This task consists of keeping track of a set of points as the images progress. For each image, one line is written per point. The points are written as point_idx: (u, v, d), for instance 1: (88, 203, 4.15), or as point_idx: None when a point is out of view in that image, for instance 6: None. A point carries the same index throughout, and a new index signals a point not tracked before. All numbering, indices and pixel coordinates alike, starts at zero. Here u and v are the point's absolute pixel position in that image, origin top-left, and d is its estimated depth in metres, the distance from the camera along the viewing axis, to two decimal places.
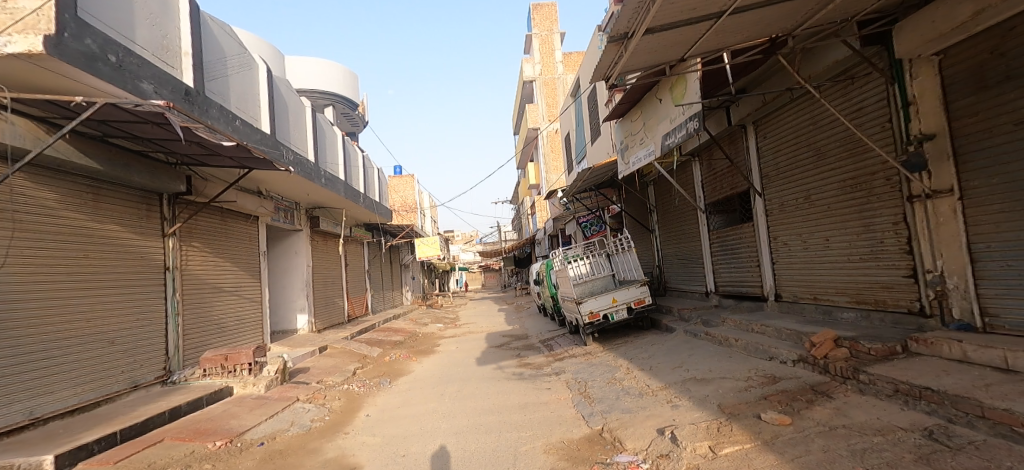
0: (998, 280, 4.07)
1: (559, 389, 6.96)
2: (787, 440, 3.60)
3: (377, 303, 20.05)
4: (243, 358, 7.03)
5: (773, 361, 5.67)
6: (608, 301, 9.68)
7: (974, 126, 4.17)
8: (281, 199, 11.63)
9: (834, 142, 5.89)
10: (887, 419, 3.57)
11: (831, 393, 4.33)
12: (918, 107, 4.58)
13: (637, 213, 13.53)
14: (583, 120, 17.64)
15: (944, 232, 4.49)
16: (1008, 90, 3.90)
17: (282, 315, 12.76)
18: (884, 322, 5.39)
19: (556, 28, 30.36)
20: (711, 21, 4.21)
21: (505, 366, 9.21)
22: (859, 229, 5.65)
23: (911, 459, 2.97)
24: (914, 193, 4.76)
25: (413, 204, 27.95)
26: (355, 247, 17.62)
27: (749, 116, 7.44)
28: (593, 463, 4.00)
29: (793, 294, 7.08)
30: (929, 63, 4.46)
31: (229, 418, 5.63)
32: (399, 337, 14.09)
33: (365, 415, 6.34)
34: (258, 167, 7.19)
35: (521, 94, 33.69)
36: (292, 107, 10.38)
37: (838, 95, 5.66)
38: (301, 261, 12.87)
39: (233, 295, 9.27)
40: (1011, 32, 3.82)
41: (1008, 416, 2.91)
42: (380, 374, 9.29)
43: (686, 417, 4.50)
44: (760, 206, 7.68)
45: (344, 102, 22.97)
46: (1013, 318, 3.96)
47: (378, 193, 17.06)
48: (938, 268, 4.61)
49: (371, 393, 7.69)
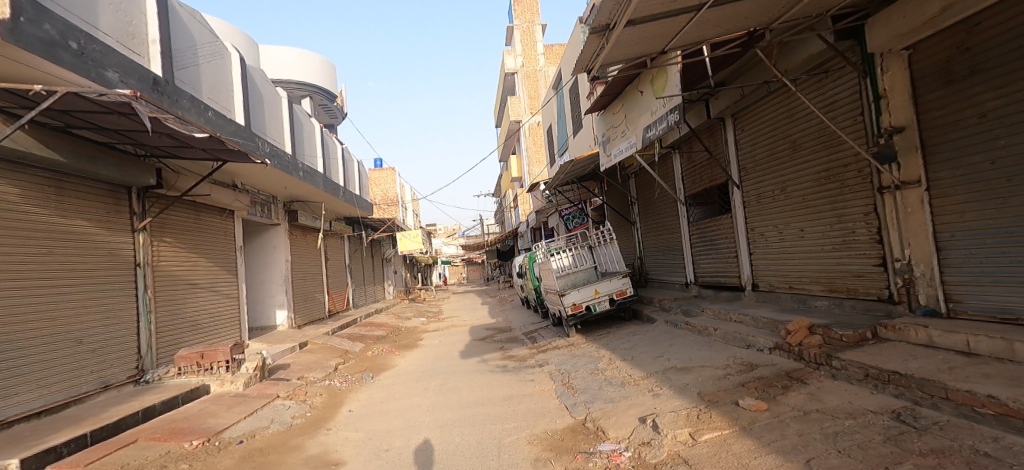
0: (962, 268, 4.24)
1: (542, 380, 7.01)
2: (763, 425, 3.70)
3: (358, 298, 19.83)
4: (220, 356, 6.84)
5: (750, 349, 5.80)
6: (591, 293, 9.75)
7: (940, 118, 4.30)
8: (258, 192, 11.35)
9: (809, 135, 6.02)
10: (858, 403, 3.70)
11: (805, 379, 4.46)
12: (889, 100, 4.70)
13: (620, 205, 13.67)
14: (565, 112, 17.62)
15: (912, 222, 4.64)
16: (973, 84, 4.02)
17: (261, 311, 12.54)
18: (855, 310, 5.55)
19: (537, 20, 30.22)
20: (692, 13, 4.23)
21: (488, 359, 9.23)
22: (831, 220, 5.80)
23: (880, 440, 3.09)
24: (883, 184, 4.91)
25: (394, 197, 27.66)
26: (335, 241, 17.37)
27: (728, 109, 7.56)
28: (577, 452, 4.04)
29: (770, 284, 7.24)
30: (899, 56, 4.58)
31: (207, 417, 5.52)
32: (381, 332, 13.97)
33: (348, 411, 6.28)
34: (233, 160, 6.98)
35: (502, 86, 33.49)
36: (268, 98, 10.13)
37: (813, 88, 5.77)
38: (280, 256, 12.63)
39: (209, 291, 9.05)
40: (977, 27, 3.93)
41: (970, 397, 3.05)
42: (363, 369, 9.20)
43: (667, 405, 4.59)
44: (738, 198, 7.82)
45: (321, 94, 22.52)
46: (976, 304, 4.13)
47: (359, 186, 16.85)
48: (907, 257, 4.76)
49: (353, 389, 7.61)
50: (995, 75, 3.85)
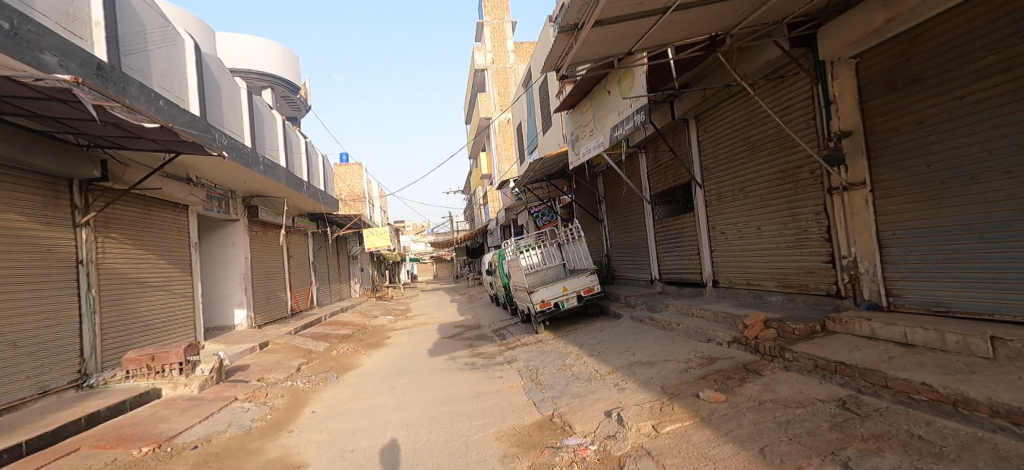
0: (901, 264, 4.53)
1: (510, 377, 7.05)
2: (722, 415, 3.85)
3: (323, 296, 19.35)
4: (173, 358, 6.56)
5: (710, 343, 6.02)
6: (560, 290, 9.87)
7: (883, 124, 4.57)
8: (214, 187, 10.88)
9: (766, 137, 6.28)
10: (807, 392, 3.91)
11: (761, 370, 4.66)
12: (838, 106, 4.97)
13: (588, 203, 13.87)
14: (535, 110, 17.73)
15: (858, 221, 4.92)
16: (912, 93, 4.27)
17: (218, 311, 12.05)
18: (807, 304, 5.84)
19: (507, 17, 30.24)
20: (658, 16, 4.33)
21: (457, 356, 9.21)
22: (786, 219, 6.08)
23: (827, 427, 3.28)
24: (833, 185, 5.18)
25: (360, 193, 27.13)
26: (299, 238, 16.87)
27: (691, 110, 7.78)
28: (544, 447, 4.09)
29: (729, 280, 7.52)
30: (847, 64, 4.84)
31: (158, 422, 5.28)
32: (347, 330, 13.70)
33: (311, 411, 6.14)
34: (187, 152, 6.66)
35: (472, 82, 33.34)
36: (226, 88, 9.72)
37: (770, 92, 6.02)
38: (239, 253, 12.18)
39: (161, 290, 8.63)
40: (917, 39, 4.18)
41: (906, 385, 3.27)
42: (327, 369, 9.00)
43: (631, 399, 4.71)
44: (700, 197, 8.06)
45: (284, 85, 21.73)
46: (913, 298, 4.44)
47: (323, 182, 16.42)
48: (853, 254, 5.05)
49: (316, 389, 7.43)
50: (931, 85, 4.10)
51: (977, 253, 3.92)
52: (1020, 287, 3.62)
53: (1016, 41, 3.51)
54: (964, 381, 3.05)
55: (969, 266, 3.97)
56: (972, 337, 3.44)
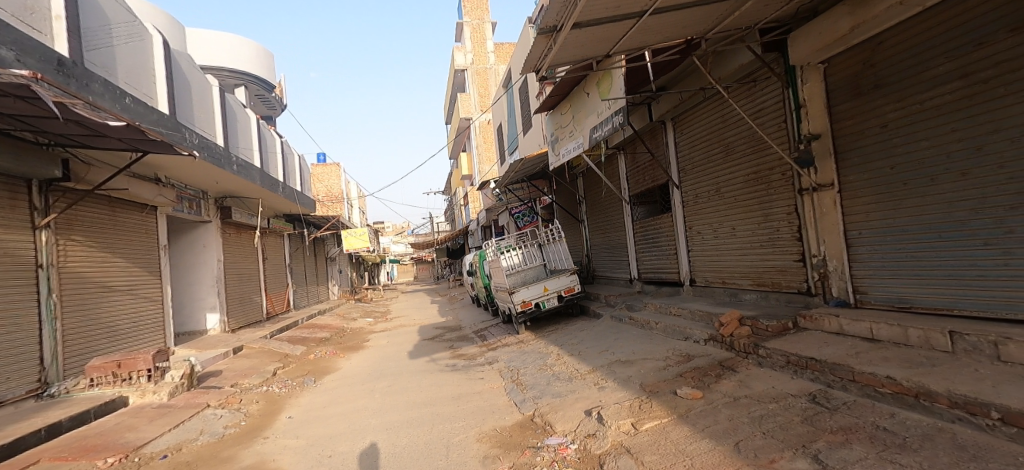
0: (868, 262, 4.70)
1: (491, 378, 7.04)
2: (699, 412, 3.93)
3: (300, 299, 18.99)
4: (140, 364, 6.39)
5: (687, 341, 6.12)
6: (541, 290, 9.91)
7: (850, 127, 4.72)
8: (184, 187, 10.56)
9: (740, 139, 6.42)
10: (780, 387, 4.01)
11: (736, 367, 4.76)
12: (808, 109, 5.12)
13: (568, 204, 13.97)
14: (515, 111, 17.76)
15: (826, 220, 5.08)
16: (876, 97, 4.43)
17: (189, 315, 11.70)
18: (779, 302, 6.00)
19: (487, 17, 30.25)
20: (635, 19, 4.39)
21: (438, 358, 9.15)
22: (759, 219, 6.23)
23: (798, 420, 3.37)
24: (803, 186, 5.33)
25: (338, 193, 26.73)
26: (274, 240, 16.51)
27: (668, 112, 7.90)
28: (525, 448, 4.10)
29: (705, 279, 7.67)
30: (816, 69, 5.00)
31: (125, 431, 5.10)
32: (325, 334, 13.47)
33: (287, 417, 6.02)
34: (155, 151, 6.45)
35: (452, 82, 33.22)
36: (197, 87, 9.46)
37: (744, 96, 6.16)
38: (212, 255, 11.86)
39: (128, 295, 8.34)
40: (880, 46, 4.34)
41: (872, 379, 3.38)
42: (305, 373, 8.83)
43: (611, 398, 4.75)
44: (677, 198, 8.19)
45: (258, 83, 21.27)
46: (878, 295, 4.61)
47: (300, 182, 16.12)
48: (822, 253, 5.21)
49: (293, 394, 7.29)
50: (894, 90, 4.26)
51: (937, 251, 4.09)
52: (976, 283, 3.79)
53: (971, 49, 3.67)
54: (925, 374, 3.17)
55: (930, 264, 4.14)
56: (933, 332, 3.59)
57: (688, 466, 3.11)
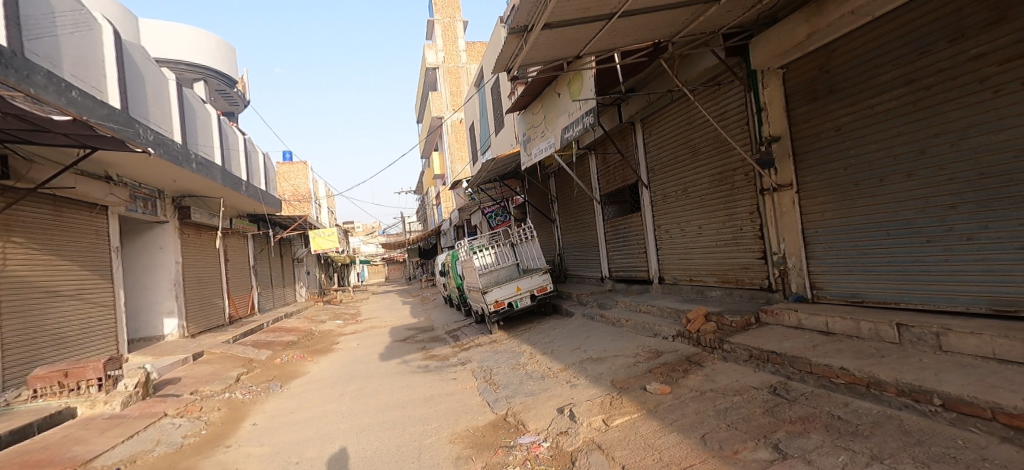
0: (824, 259, 4.91)
1: (464, 378, 7.01)
2: (667, 406, 4.02)
3: (265, 302, 18.42)
4: (90, 373, 6.05)
5: (657, 337, 6.25)
6: (513, 290, 9.93)
7: (807, 130, 4.92)
8: (139, 186, 10.07)
9: (705, 140, 6.59)
10: (743, 380, 4.15)
11: (702, 362, 4.89)
12: (768, 112, 5.31)
13: (540, 204, 14.05)
14: (487, 111, 17.73)
15: (786, 219, 5.28)
16: (830, 101, 4.64)
17: (145, 320, 11.17)
18: (743, 298, 6.20)
19: (458, 16, 30.06)
20: (604, 21, 4.45)
21: (409, 360, 9.03)
22: (724, 218, 6.42)
23: (761, 412, 3.49)
24: (764, 186, 5.52)
25: (305, 193, 26.07)
26: (237, 241, 15.94)
27: (637, 113, 8.05)
28: (497, 447, 4.10)
29: (673, 276, 7.85)
30: (776, 74, 5.19)
31: (73, 444, 4.83)
32: (292, 337, 13.10)
33: (252, 424, 5.83)
34: (106, 148, 6.11)
35: (423, 80, 32.87)
36: (151, 81, 9.04)
37: (708, 98, 6.34)
38: (169, 257, 11.37)
39: (76, 300, 7.90)
40: (834, 52, 4.54)
41: (827, 370, 3.53)
42: (270, 378, 8.57)
43: (583, 395, 4.81)
44: (646, 198, 8.35)
45: (218, 78, 20.48)
46: (834, 290, 4.84)
47: (265, 182, 15.62)
48: (782, 250, 5.41)
49: (258, 400, 7.06)
50: (846, 95, 4.47)
51: (886, 248, 4.31)
52: (921, 278, 4.03)
53: (915, 58, 3.88)
54: (875, 364, 3.34)
55: (880, 260, 4.36)
56: (882, 324, 3.78)
57: (657, 460, 3.17)
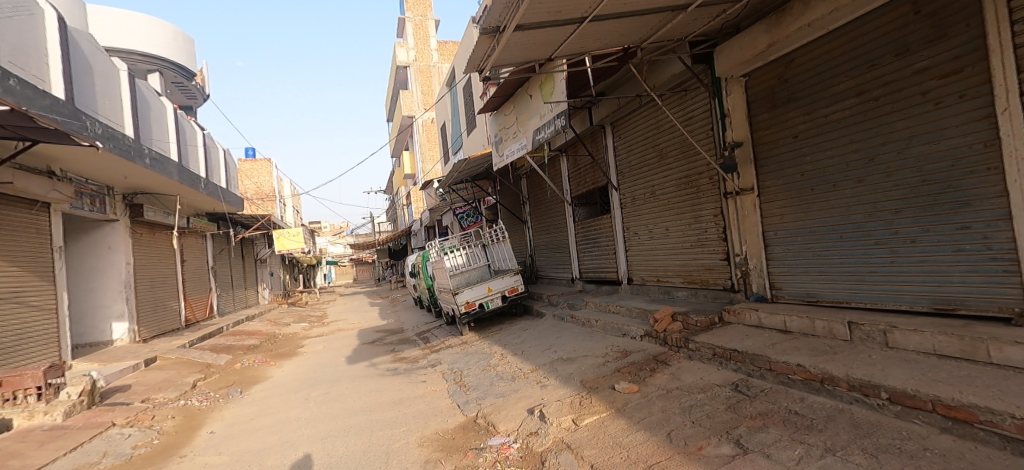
0: (783, 261, 5.10)
1: (433, 381, 6.93)
2: (634, 405, 4.08)
3: (225, 304, 17.70)
4: (28, 382, 5.66)
5: (625, 337, 6.34)
6: (484, 290, 9.89)
7: (767, 136, 5.10)
8: (86, 182, 9.51)
9: (672, 145, 6.75)
10: (707, 378, 4.25)
11: (668, 361, 5.00)
12: (731, 119, 5.48)
13: (512, 205, 14.08)
14: (459, 111, 17.61)
15: (748, 222, 5.46)
16: (789, 110, 4.82)
17: (91, 324, 10.53)
18: (707, 298, 6.37)
19: (430, 14, 29.79)
20: (575, 25, 4.49)
21: (377, 363, 8.85)
22: (690, 221, 6.58)
23: (723, 408, 3.59)
24: (728, 190, 5.69)
25: (269, 191, 25.25)
26: (195, 240, 15.27)
27: (607, 117, 8.16)
28: (467, 450, 4.06)
29: (642, 277, 7.99)
30: (738, 82, 5.36)
31: (8, 459, 4.49)
32: (253, 341, 12.63)
33: (209, 432, 5.58)
34: (48, 141, 5.71)
35: (393, 79, 32.41)
36: (100, 71, 8.55)
37: (675, 104, 6.50)
38: (119, 257, 10.78)
39: (13, 304, 7.37)
40: (791, 63, 4.73)
41: (785, 367, 3.66)
42: (229, 384, 8.23)
43: (553, 395, 4.82)
44: (616, 200, 8.46)
45: (174, 69, 19.58)
46: (791, 290, 5.04)
47: (225, 179, 15.03)
48: (744, 252, 5.59)
49: (215, 407, 6.76)
50: (803, 104, 4.66)
51: (838, 251, 4.52)
52: (870, 278, 4.24)
53: (865, 70, 4.08)
54: (829, 361, 3.48)
55: (834, 261, 4.56)
56: (835, 323, 3.95)
57: (624, 458, 3.21)
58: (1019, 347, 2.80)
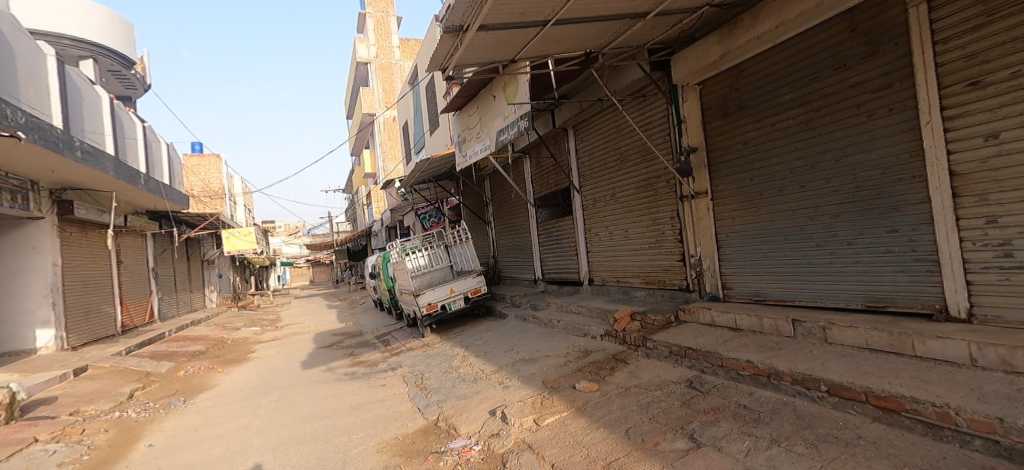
0: (734, 261, 5.31)
1: (394, 384, 6.78)
2: (594, 403, 4.13)
3: (168, 308, 16.68)
4: None
5: (586, 337, 6.42)
6: (446, 292, 9.78)
7: (719, 142, 5.30)
8: (7, 176, 8.74)
9: (632, 148, 6.90)
10: (663, 375, 4.37)
11: (627, 359, 5.09)
12: (687, 125, 5.66)
13: (475, 206, 14.01)
14: (421, 109, 17.37)
15: (702, 224, 5.65)
16: (740, 117, 5.02)
17: (11, 332, 9.66)
18: (664, 298, 6.54)
19: (392, 11, 29.35)
20: (539, 27, 4.51)
21: (334, 367, 8.58)
22: (648, 223, 6.74)
23: (678, 404, 3.69)
24: (683, 193, 5.87)
25: (218, 189, 24.05)
26: (133, 240, 14.32)
27: (570, 120, 8.26)
28: (427, 453, 3.99)
29: (602, 278, 8.12)
30: (693, 90, 5.54)
31: None
32: (199, 346, 11.96)
33: (147, 445, 5.23)
34: None
35: (353, 75, 31.66)
36: (25, 55, 7.89)
37: (635, 109, 6.65)
38: (46, 258, 9.99)
39: None
40: (743, 73, 4.93)
41: (735, 363, 3.80)
42: (171, 393, 7.75)
43: (515, 396, 4.83)
44: (577, 201, 8.57)
45: (110, 57, 18.29)
46: (741, 289, 5.25)
47: (168, 175, 14.19)
48: (698, 253, 5.78)
49: (155, 418, 6.35)
50: (752, 112, 4.87)
51: (784, 252, 4.74)
52: (812, 278, 4.47)
53: (808, 82, 4.30)
54: (774, 357, 3.65)
55: (780, 261, 4.78)
56: (781, 320, 4.15)
57: (585, 456, 3.24)
58: (941, 341, 3.03)
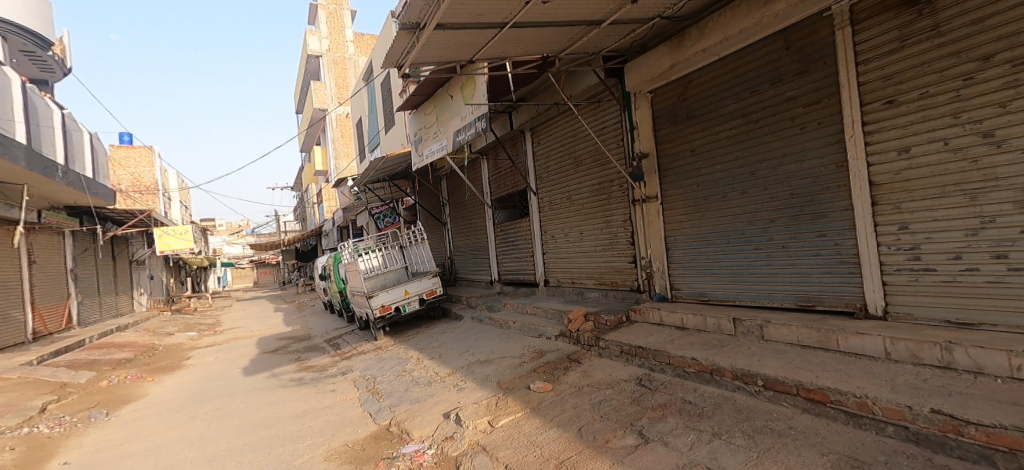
0: (681, 263, 5.55)
1: (344, 389, 6.58)
2: (548, 403, 4.20)
3: (89, 313, 15.36)
4: None
5: (541, 338, 6.50)
6: (401, 293, 9.60)
7: (669, 149, 5.53)
8: None
9: (588, 153, 7.07)
10: (614, 374, 4.50)
11: (580, 359, 5.21)
12: (640, 131, 5.87)
13: (431, 206, 13.84)
14: (376, 106, 16.98)
15: (652, 227, 5.87)
16: (688, 125, 5.26)
17: None
18: (616, 298, 6.74)
19: (346, 4, 28.51)
20: (497, 29, 4.53)
21: (280, 373, 8.22)
22: (602, 225, 6.92)
23: (628, 402, 3.82)
24: (635, 197, 6.07)
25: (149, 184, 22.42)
26: (47, 238, 13.09)
27: (527, 122, 8.35)
28: (378, 460, 3.92)
29: (557, 279, 8.25)
30: (645, 98, 5.76)
31: None
32: (126, 354, 11.10)
33: (61, 464, 4.80)
34: None
35: (304, 69, 30.49)
36: None
37: (590, 114, 6.81)
38: None
39: None
40: (691, 83, 5.17)
41: (682, 361, 3.97)
42: (93, 405, 7.14)
43: (469, 398, 4.82)
44: (534, 203, 8.66)
45: (22, 36, 16.63)
46: (688, 290, 5.50)
47: (92, 168, 13.11)
48: (648, 255, 6.00)
49: (72, 433, 5.84)
50: (699, 121, 5.12)
51: (726, 254, 5.01)
52: (751, 279, 4.76)
53: (749, 95, 4.58)
54: (717, 354, 3.85)
55: (724, 263, 5.03)
56: (723, 319, 4.38)
57: (538, 456, 3.28)
58: (860, 337, 3.30)
